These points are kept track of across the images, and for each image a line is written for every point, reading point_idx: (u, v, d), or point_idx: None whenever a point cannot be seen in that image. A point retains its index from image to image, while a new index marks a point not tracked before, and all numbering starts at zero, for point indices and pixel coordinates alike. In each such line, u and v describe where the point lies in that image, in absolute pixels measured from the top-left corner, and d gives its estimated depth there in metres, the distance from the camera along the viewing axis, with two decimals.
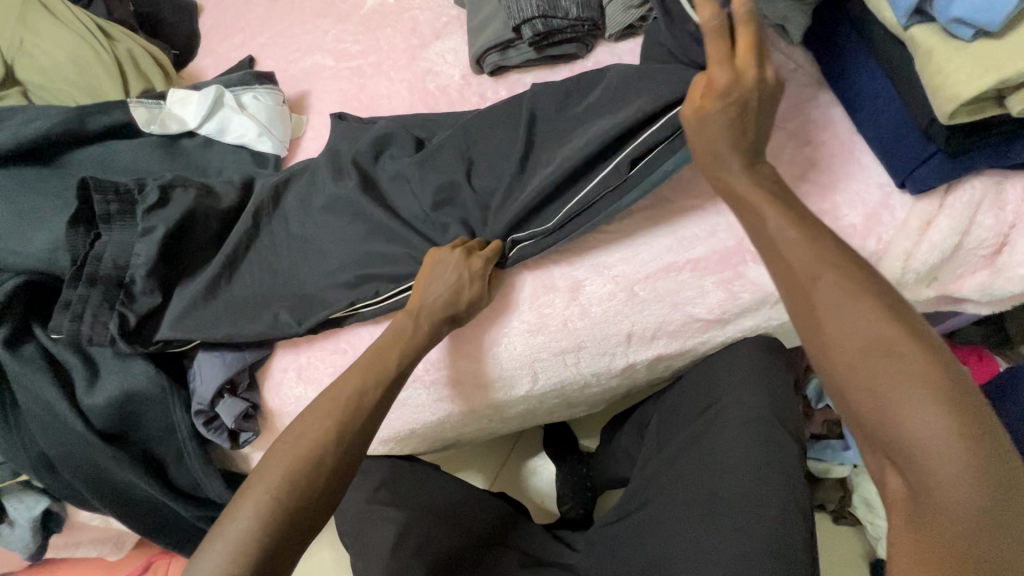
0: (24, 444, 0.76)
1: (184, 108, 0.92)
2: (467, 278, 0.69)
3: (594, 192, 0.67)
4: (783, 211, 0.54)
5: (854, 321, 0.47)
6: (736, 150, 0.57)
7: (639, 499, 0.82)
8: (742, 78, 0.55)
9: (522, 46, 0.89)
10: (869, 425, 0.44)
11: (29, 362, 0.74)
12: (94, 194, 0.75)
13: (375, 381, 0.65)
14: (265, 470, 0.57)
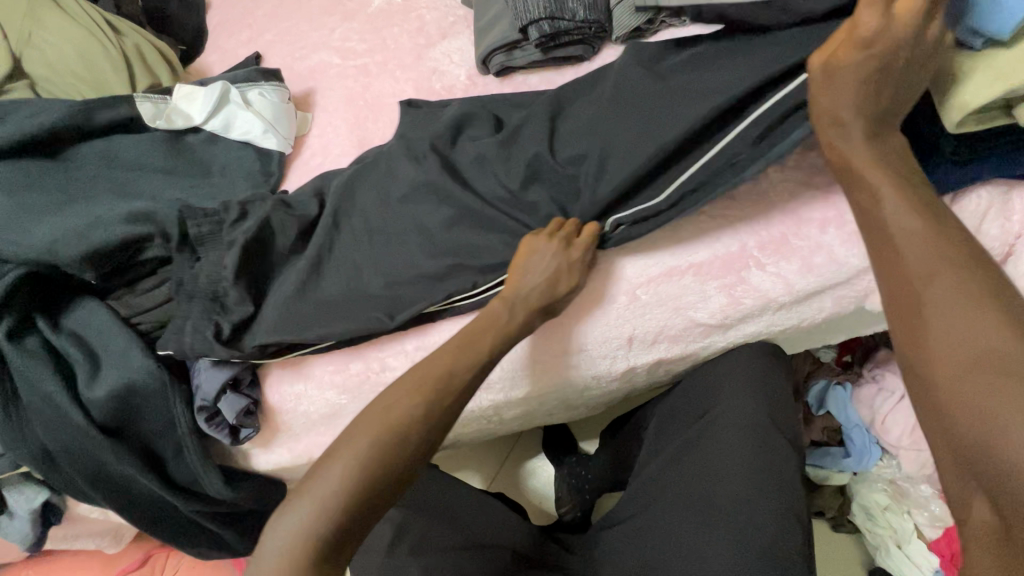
0: (23, 436, 0.74)
1: (190, 103, 0.92)
2: (563, 268, 0.68)
3: (710, 167, 0.63)
4: (903, 193, 0.48)
5: (963, 329, 0.42)
6: (872, 114, 0.51)
7: (636, 501, 0.81)
8: (889, 28, 0.49)
9: (529, 48, 0.89)
10: (962, 441, 0.40)
11: (30, 353, 0.75)
12: (188, 221, 0.80)
13: (471, 368, 0.64)
14: (356, 436, 0.57)
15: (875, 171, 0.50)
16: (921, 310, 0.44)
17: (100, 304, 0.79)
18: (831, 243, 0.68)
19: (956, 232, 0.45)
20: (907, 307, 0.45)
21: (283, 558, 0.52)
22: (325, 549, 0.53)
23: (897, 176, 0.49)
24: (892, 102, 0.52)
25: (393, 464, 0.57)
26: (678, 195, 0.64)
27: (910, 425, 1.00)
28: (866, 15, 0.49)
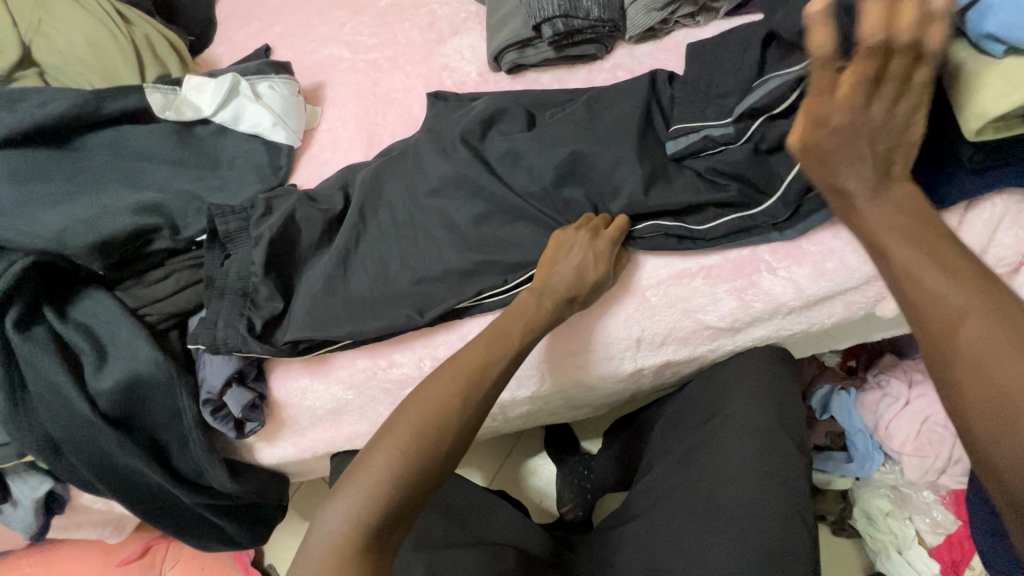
0: (29, 424, 0.74)
1: (199, 95, 0.91)
2: (595, 253, 0.68)
3: (755, 214, 0.68)
4: (914, 247, 0.46)
5: (1019, 386, 0.38)
6: (865, 172, 0.50)
7: (645, 500, 0.81)
8: (844, 105, 0.49)
9: (542, 46, 0.89)
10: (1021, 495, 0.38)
11: (38, 343, 0.74)
12: (216, 219, 0.80)
13: (502, 354, 0.64)
14: (399, 425, 0.57)
15: (890, 232, 0.48)
16: (955, 356, 0.41)
17: (108, 295, 0.79)
18: (844, 248, 0.68)
19: (981, 276, 0.43)
20: (946, 365, 0.42)
21: (331, 544, 0.52)
22: (373, 536, 0.52)
23: (915, 231, 0.47)
24: (888, 146, 0.50)
25: (434, 453, 0.57)
26: (724, 230, 0.70)
27: (914, 431, 1.00)
28: (814, 99, 0.50)
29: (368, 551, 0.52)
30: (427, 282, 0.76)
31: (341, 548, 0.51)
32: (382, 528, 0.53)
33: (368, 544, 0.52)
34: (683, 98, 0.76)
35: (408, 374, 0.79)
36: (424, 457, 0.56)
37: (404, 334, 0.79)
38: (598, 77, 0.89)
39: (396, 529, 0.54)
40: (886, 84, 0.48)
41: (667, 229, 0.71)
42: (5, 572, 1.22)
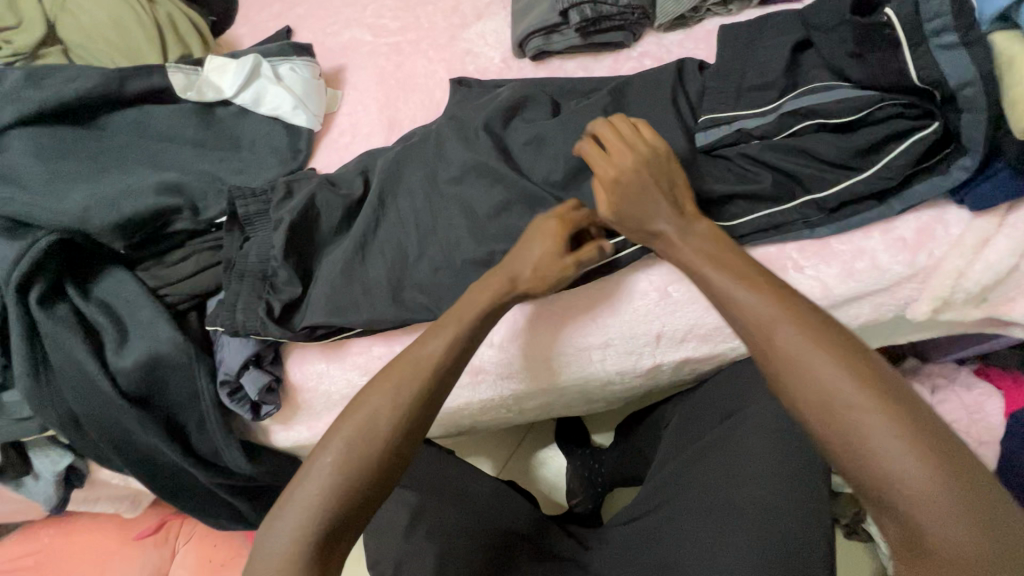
0: (53, 399, 0.75)
1: (221, 76, 0.91)
2: (556, 238, 0.65)
3: (785, 215, 0.68)
4: (728, 273, 0.56)
5: (832, 387, 0.47)
6: (659, 208, 0.62)
7: (655, 496, 0.80)
8: (624, 164, 0.63)
9: (568, 32, 0.87)
10: (849, 469, 0.46)
11: (60, 320, 0.75)
12: (237, 201, 0.81)
13: (441, 350, 0.61)
14: (331, 439, 0.56)
15: (699, 259, 0.58)
16: (774, 359, 0.50)
17: (129, 274, 0.80)
18: (876, 248, 0.67)
19: (778, 287, 0.53)
20: (793, 381, 0.49)
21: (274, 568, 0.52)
22: (319, 542, 0.52)
23: (718, 258, 0.58)
24: (667, 189, 0.63)
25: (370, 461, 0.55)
26: (752, 230, 0.69)
27: None
28: (597, 164, 0.65)
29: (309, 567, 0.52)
30: (445, 271, 0.75)
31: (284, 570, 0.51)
32: (321, 543, 0.53)
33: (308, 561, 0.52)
34: (719, 88, 0.74)
35: None
36: (360, 466, 0.55)
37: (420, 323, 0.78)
38: (624, 65, 0.86)
39: (340, 540, 0.54)
40: (638, 155, 0.63)
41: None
42: (27, 540, 1.26)
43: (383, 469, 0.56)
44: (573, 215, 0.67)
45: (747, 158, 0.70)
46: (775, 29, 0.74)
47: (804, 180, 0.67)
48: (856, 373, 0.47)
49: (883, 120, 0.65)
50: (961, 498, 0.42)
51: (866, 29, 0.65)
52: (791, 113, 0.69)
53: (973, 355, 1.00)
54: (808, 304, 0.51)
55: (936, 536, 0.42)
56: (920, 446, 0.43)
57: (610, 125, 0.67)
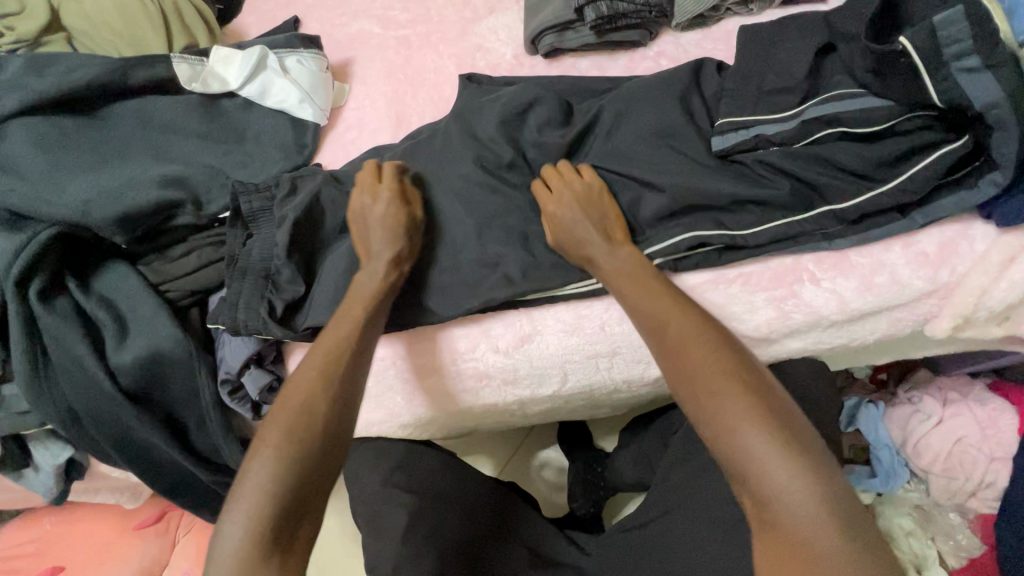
0: (52, 395, 0.74)
1: (226, 67, 0.89)
2: (388, 205, 0.71)
3: (804, 226, 0.66)
4: (638, 284, 0.62)
5: (700, 375, 0.54)
6: (595, 238, 0.66)
7: (660, 503, 0.79)
8: (572, 187, 0.69)
9: (582, 29, 0.84)
10: (722, 454, 0.51)
11: (60, 314, 0.74)
12: (240, 197, 0.79)
13: (349, 335, 0.65)
14: (266, 435, 0.57)
15: (620, 277, 0.64)
16: (667, 355, 0.57)
17: (130, 268, 0.78)
18: (897, 262, 0.65)
19: (667, 291, 0.61)
20: (674, 376, 0.56)
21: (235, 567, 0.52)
22: (269, 533, 0.53)
23: (634, 268, 0.64)
24: (600, 218, 0.67)
25: (311, 443, 0.57)
26: (767, 239, 0.67)
27: (945, 451, 0.96)
28: (542, 202, 0.70)
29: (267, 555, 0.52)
30: (450, 274, 0.74)
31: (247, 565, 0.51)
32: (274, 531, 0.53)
33: (268, 550, 0.52)
34: (736, 91, 0.71)
35: (427, 365, 0.78)
36: (303, 448, 0.56)
37: (425, 325, 0.77)
38: (640, 65, 0.84)
39: (300, 527, 0.55)
40: (574, 179, 0.69)
41: (703, 241, 0.67)
42: (30, 527, 1.26)
43: (324, 450, 0.58)
44: (396, 177, 0.74)
45: (766, 165, 0.68)
46: (799, 29, 0.71)
47: (823, 190, 0.65)
48: (720, 364, 0.54)
49: (907, 131, 0.63)
50: (797, 460, 0.49)
51: (879, 54, 0.59)
52: (814, 121, 0.66)
53: (986, 368, 1.00)
54: (700, 311, 0.60)
55: (782, 498, 0.48)
56: (764, 418, 0.51)
57: (556, 169, 0.71)
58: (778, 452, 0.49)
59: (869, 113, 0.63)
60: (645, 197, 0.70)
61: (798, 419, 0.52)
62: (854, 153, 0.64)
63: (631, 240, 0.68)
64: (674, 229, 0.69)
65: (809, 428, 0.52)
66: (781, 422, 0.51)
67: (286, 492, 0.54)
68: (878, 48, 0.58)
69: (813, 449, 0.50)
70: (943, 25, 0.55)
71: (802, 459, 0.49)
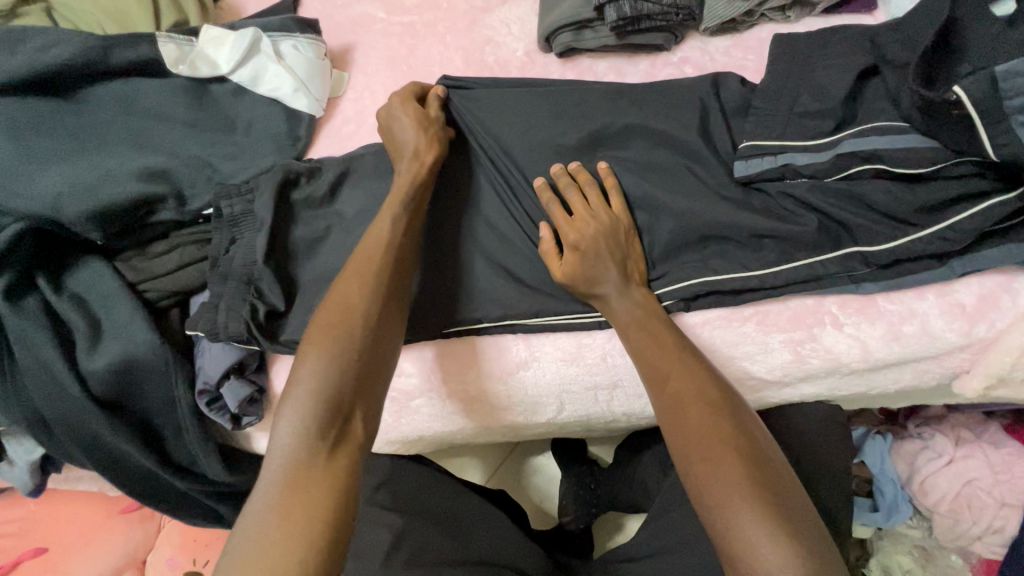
0: (20, 400, 0.71)
1: (216, 50, 0.82)
2: (403, 109, 0.70)
3: (829, 268, 0.60)
4: (644, 334, 0.60)
5: (698, 446, 0.52)
6: (611, 276, 0.62)
7: (659, 537, 0.75)
8: (598, 219, 0.64)
9: (601, 29, 0.77)
10: (711, 528, 0.50)
11: (29, 316, 0.70)
12: (222, 200, 0.75)
13: (393, 229, 0.64)
14: (316, 329, 0.58)
15: (632, 323, 0.61)
16: (664, 408, 0.56)
17: (106, 266, 0.74)
18: (930, 313, 0.60)
19: (675, 343, 0.59)
20: (673, 438, 0.54)
21: (285, 457, 0.51)
22: (315, 432, 0.52)
23: (641, 319, 0.61)
24: (620, 258, 0.63)
25: (356, 335, 0.57)
26: (786, 280, 0.61)
27: (952, 492, 0.92)
28: (561, 229, 0.65)
29: (320, 439, 0.52)
30: (441, 293, 0.70)
31: (300, 448, 0.51)
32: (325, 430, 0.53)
33: (320, 441, 0.52)
34: (764, 109, 0.65)
35: (415, 386, 0.73)
36: (349, 346, 0.56)
37: (415, 343, 0.72)
38: (662, 72, 0.77)
39: (354, 417, 0.55)
40: (588, 206, 0.65)
41: (712, 287, 0.63)
42: (9, 509, 1.23)
43: (371, 346, 0.57)
44: (415, 89, 0.74)
45: (792, 198, 0.62)
46: (841, 44, 0.64)
47: (851, 231, 0.60)
48: (721, 434, 0.52)
49: (953, 177, 0.58)
50: (790, 545, 0.46)
51: (929, 102, 0.53)
52: (850, 154, 0.60)
53: (1004, 409, 0.96)
54: (705, 368, 0.58)
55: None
56: (763, 497, 0.49)
57: (579, 193, 0.66)
58: (773, 538, 0.47)
59: (912, 150, 0.57)
60: (658, 225, 0.66)
61: (798, 499, 0.50)
62: (890, 194, 0.59)
63: (646, 283, 0.65)
64: (687, 261, 0.65)
65: (810, 510, 0.50)
66: (779, 502, 0.49)
67: (330, 387, 0.54)
68: (930, 94, 0.52)
69: (812, 535, 0.48)
70: (1006, 76, 0.50)
71: (797, 547, 0.46)
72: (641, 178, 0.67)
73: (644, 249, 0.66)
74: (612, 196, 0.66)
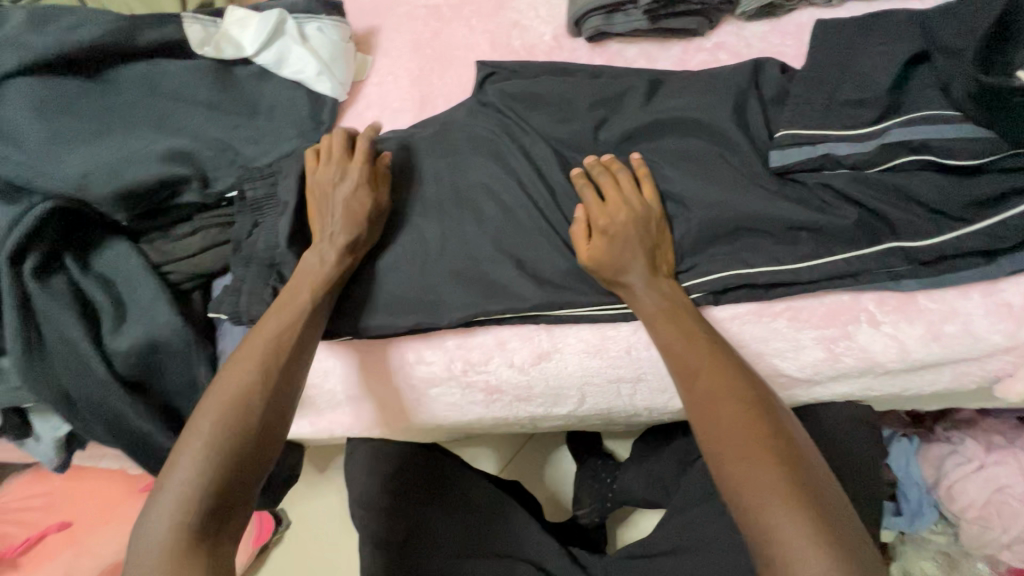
0: (43, 377, 0.69)
1: (242, 31, 0.82)
2: (354, 188, 0.67)
3: (868, 262, 0.58)
4: (674, 327, 0.58)
5: (732, 442, 0.51)
6: (639, 266, 0.61)
7: (679, 533, 0.74)
8: (632, 206, 0.63)
9: (633, 13, 0.75)
10: (748, 528, 0.48)
11: (55, 294, 0.69)
12: (245, 183, 0.76)
13: (291, 320, 0.63)
14: (197, 427, 0.56)
15: (660, 315, 0.59)
16: (694, 403, 0.54)
17: (131, 247, 0.74)
18: (973, 312, 0.57)
19: (704, 336, 0.58)
20: (702, 435, 0.53)
21: (154, 555, 0.50)
22: (187, 533, 0.51)
23: (673, 311, 0.60)
24: (652, 248, 0.62)
25: (243, 437, 0.56)
26: (821, 275, 0.59)
27: (982, 499, 0.89)
28: (592, 213, 0.64)
29: (194, 538, 0.51)
30: (463, 279, 0.69)
31: (166, 559, 0.50)
32: (199, 530, 0.52)
33: (194, 541, 0.51)
34: (803, 97, 0.62)
35: (435, 375, 0.73)
36: (235, 441, 0.55)
37: (437, 330, 0.71)
38: (694, 57, 0.75)
39: (230, 522, 0.54)
40: (622, 193, 0.64)
41: (743, 280, 0.61)
42: (37, 483, 1.27)
43: (255, 449, 0.57)
44: (369, 155, 0.70)
45: (831, 189, 0.60)
46: (887, 30, 0.61)
47: (892, 224, 0.58)
48: (751, 431, 0.51)
49: (1003, 171, 0.56)
50: (829, 544, 0.44)
51: (987, 88, 0.52)
52: (897, 145, 0.58)
53: None
54: (736, 361, 0.56)
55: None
56: (798, 495, 0.47)
57: (612, 177, 0.65)
58: (815, 538, 0.45)
59: (962, 139, 0.56)
60: (687, 215, 0.64)
61: (835, 496, 0.48)
62: (935, 186, 0.57)
63: (675, 275, 0.63)
64: (717, 253, 0.63)
65: (846, 507, 0.48)
66: (817, 500, 0.47)
67: (210, 484, 0.53)
68: (989, 81, 0.51)
69: (850, 534, 0.46)
70: None
71: (836, 547, 0.44)
72: (671, 167, 0.66)
73: (674, 240, 0.64)
74: (645, 184, 0.65)
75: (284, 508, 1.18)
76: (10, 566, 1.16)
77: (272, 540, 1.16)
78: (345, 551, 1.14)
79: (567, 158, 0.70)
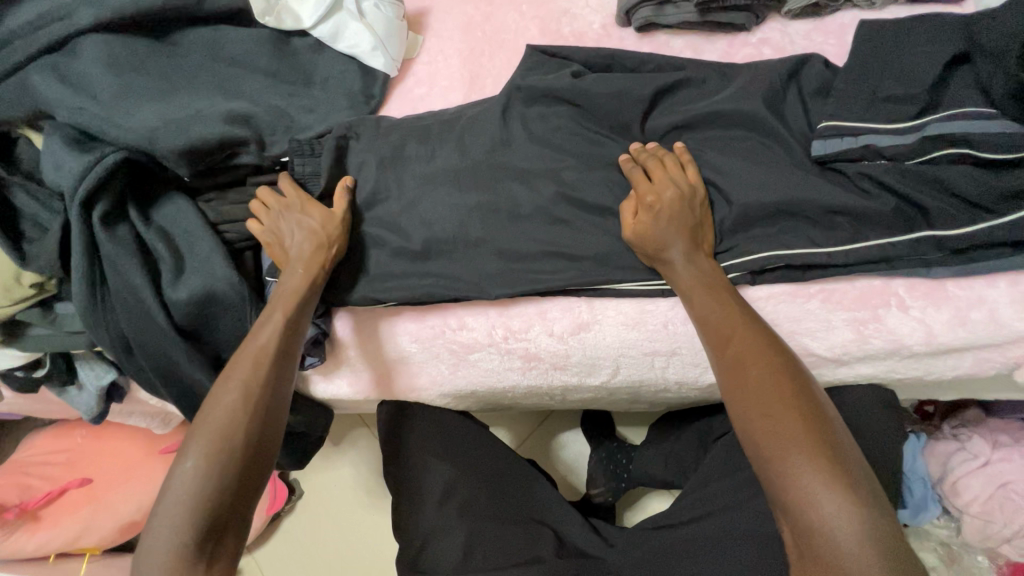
0: (107, 320, 0.75)
1: (301, 3, 0.83)
2: (300, 212, 0.73)
3: (898, 249, 0.63)
4: (708, 295, 0.62)
5: (758, 399, 0.54)
6: (680, 242, 0.64)
7: (702, 504, 0.77)
8: (675, 182, 0.66)
9: (684, 5, 0.78)
10: (766, 475, 0.52)
11: (120, 243, 0.73)
12: (294, 158, 0.78)
13: (269, 341, 0.66)
14: (190, 448, 0.59)
15: (698, 288, 0.63)
16: (722, 363, 0.58)
17: (189, 202, 0.77)
18: (999, 300, 0.62)
19: (740, 308, 0.61)
20: (733, 393, 0.56)
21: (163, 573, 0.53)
22: (191, 546, 0.54)
23: (707, 280, 0.63)
24: (692, 225, 0.65)
25: (230, 455, 0.58)
26: (854, 258, 0.63)
27: (985, 494, 0.89)
28: (639, 190, 0.67)
29: (196, 553, 0.54)
30: (508, 252, 0.73)
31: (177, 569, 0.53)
32: (202, 543, 0.55)
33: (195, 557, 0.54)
34: (845, 92, 0.66)
35: (477, 340, 0.76)
36: (225, 457, 0.58)
37: (479, 299, 0.75)
38: (740, 51, 0.79)
39: (226, 535, 0.57)
40: (660, 172, 0.67)
41: (781, 262, 0.64)
42: (61, 438, 1.23)
43: (249, 460, 0.59)
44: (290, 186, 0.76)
45: (869, 179, 0.64)
46: (932, 31, 0.64)
47: (928, 213, 0.62)
48: (781, 392, 0.54)
49: None
50: (843, 490, 0.48)
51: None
52: (935, 140, 0.62)
53: None
54: (765, 329, 0.59)
55: (825, 525, 0.47)
56: (818, 447, 0.50)
57: (659, 160, 0.68)
58: (827, 481, 0.49)
59: (995, 134, 0.60)
60: (729, 200, 0.67)
61: (850, 451, 0.52)
62: (973, 180, 0.60)
63: (714, 255, 0.66)
64: (757, 236, 0.67)
65: (858, 455, 0.52)
66: (831, 448, 0.51)
67: (206, 499, 0.56)
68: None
69: (866, 484, 0.49)
70: None
71: (847, 487, 0.48)
72: (718, 154, 0.69)
73: (715, 222, 0.67)
74: (689, 166, 0.68)
75: (298, 477, 1.20)
76: (32, 518, 1.13)
77: (287, 507, 1.18)
78: (362, 520, 1.16)
79: (616, 139, 0.73)
